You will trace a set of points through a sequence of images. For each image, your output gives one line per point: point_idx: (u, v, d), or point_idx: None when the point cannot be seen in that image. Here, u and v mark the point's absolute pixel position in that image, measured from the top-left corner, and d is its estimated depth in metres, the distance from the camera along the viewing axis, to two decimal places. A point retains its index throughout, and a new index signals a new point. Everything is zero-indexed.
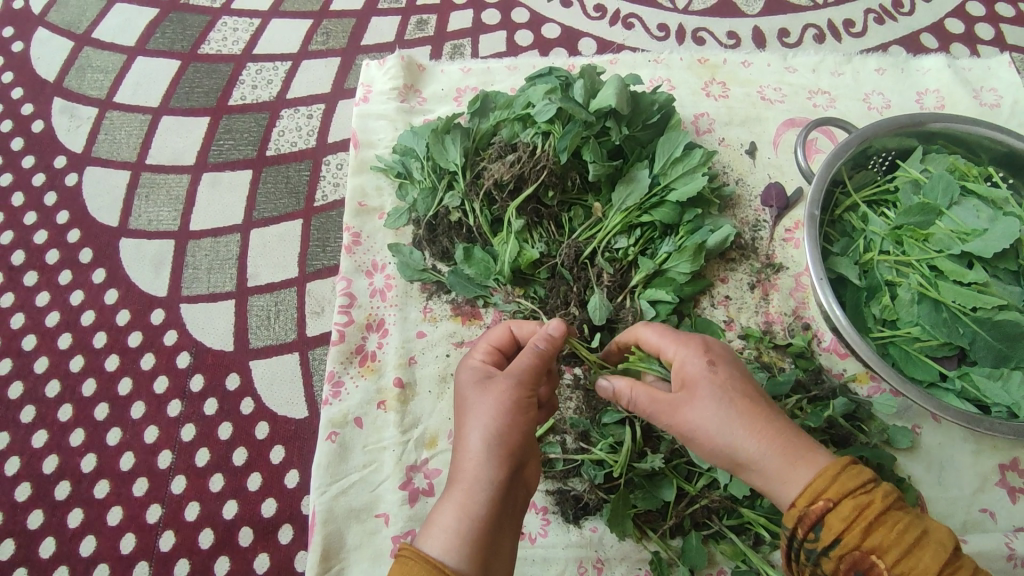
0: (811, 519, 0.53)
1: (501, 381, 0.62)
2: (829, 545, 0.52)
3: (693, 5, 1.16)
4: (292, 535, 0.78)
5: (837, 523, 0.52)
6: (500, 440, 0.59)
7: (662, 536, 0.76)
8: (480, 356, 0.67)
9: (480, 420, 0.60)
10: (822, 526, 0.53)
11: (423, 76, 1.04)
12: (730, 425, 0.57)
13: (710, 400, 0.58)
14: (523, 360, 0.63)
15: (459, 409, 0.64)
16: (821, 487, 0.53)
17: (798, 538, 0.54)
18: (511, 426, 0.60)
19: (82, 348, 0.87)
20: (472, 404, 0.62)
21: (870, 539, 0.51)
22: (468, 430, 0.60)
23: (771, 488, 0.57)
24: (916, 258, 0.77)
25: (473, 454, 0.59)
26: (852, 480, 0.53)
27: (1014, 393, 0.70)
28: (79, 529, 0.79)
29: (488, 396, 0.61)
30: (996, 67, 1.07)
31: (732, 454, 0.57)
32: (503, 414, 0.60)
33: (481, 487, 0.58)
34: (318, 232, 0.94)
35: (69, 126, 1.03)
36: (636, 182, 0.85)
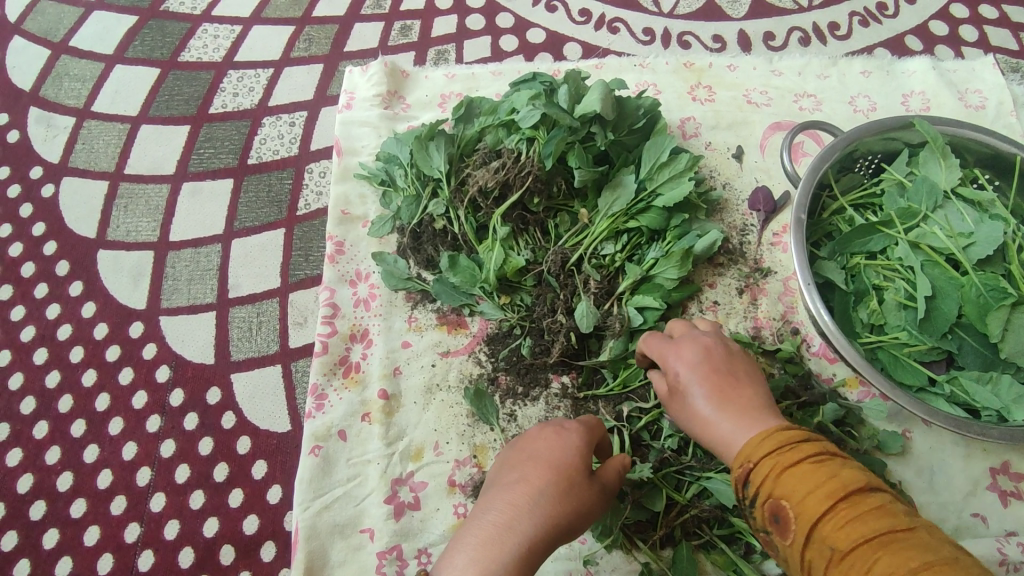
0: (740, 474, 0.57)
1: (593, 481, 0.62)
2: (749, 492, 0.56)
3: (678, 9, 1.15)
4: (275, 552, 0.76)
5: (757, 477, 0.55)
6: (562, 534, 0.59)
7: (651, 547, 0.75)
8: (587, 436, 0.65)
9: (563, 505, 0.59)
10: (750, 481, 0.56)
11: (407, 82, 1.03)
12: (710, 393, 0.63)
13: (697, 369, 0.65)
14: (612, 475, 0.64)
15: (534, 456, 0.63)
16: (750, 448, 0.57)
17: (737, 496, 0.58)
18: (576, 528, 0.60)
19: (58, 363, 0.85)
20: (561, 477, 0.60)
21: (779, 483, 0.54)
22: (544, 499, 0.59)
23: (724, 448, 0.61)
24: (902, 262, 0.76)
25: (537, 521, 0.58)
26: (784, 437, 0.56)
27: (1003, 396, 0.70)
28: (55, 550, 0.77)
29: (579, 488, 0.60)
30: (981, 68, 1.07)
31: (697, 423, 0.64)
32: (581, 513, 0.60)
33: (524, 561, 0.56)
34: (301, 241, 0.93)
35: (45, 137, 1.01)
36: (623, 187, 0.84)
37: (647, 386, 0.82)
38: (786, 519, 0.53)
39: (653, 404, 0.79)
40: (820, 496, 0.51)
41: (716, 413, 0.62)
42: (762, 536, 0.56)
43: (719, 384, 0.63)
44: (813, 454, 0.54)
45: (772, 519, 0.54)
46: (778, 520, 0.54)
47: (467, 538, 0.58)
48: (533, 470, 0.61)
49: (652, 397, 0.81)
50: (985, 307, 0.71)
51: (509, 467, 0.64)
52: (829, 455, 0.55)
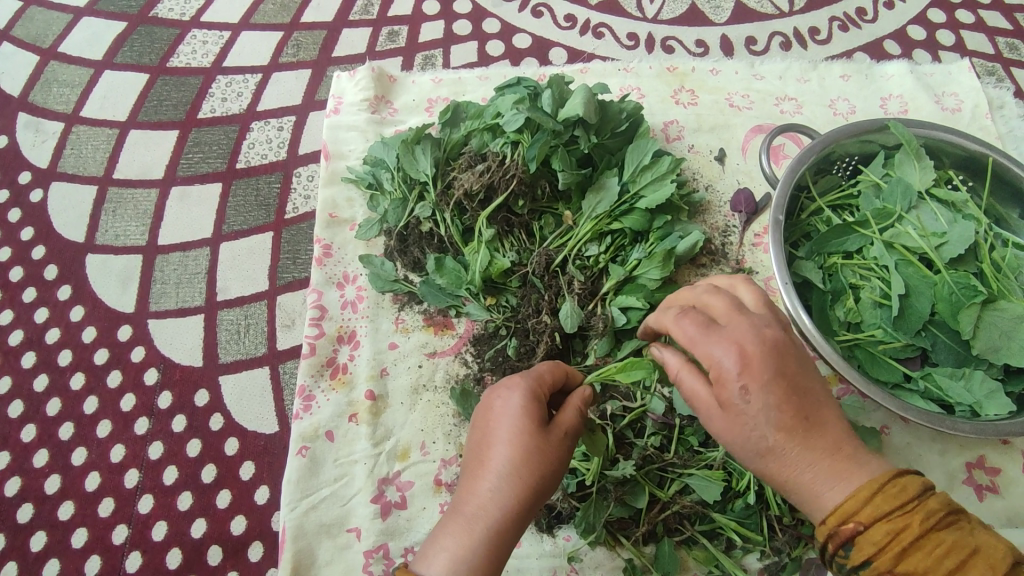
0: (842, 538, 0.51)
1: (552, 435, 0.60)
2: (860, 564, 0.51)
3: (662, 15, 1.17)
4: (262, 552, 0.77)
5: (869, 547, 0.50)
6: (531, 501, 0.58)
7: (635, 543, 0.76)
8: (539, 390, 0.62)
9: (526, 473, 0.58)
10: (851, 545, 0.51)
11: (394, 86, 1.04)
12: (783, 421, 0.51)
13: (771, 394, 0.50)
14: (569, 418, 0.62)
15: (489, 429, 0.61)
16: (854, 507, 0.51)
17: (828, 552, 0.53)
18: (545, 490, 0.59)
19: (46, 367, 0.86)
20: (520, 453, 0.58)
21: (906, 560, 0.49)
22: (502, 480, 0.58)
23: (806, 494, 0.53)
24: (878, 262, 0.78)
25: (502, 497, 0.57)
26: (900, 495, 0.51)
27: (976, 391, 0.71)
28: (43, 552, 0.77)
29: (539, 448, 0.58)
30: (957, 72, 1.10)
31: (760, 451, 0.52)
32: (547, 473, 0.58)
33: (499, 538, 0.57)
34: (289, 244, 0.94)
35: (34, 142, 1.01)
36: (606, 190, 0.86)
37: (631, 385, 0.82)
38: None
39: (638, 403, 0.79)
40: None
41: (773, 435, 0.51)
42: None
43: (797, 415, 0.51)
44: (940, 519, 0.50)
45: None
46: None
47: (442, 532, 0.58)
48: (492, 448, 0.60)
49: (637, 396, 0.81)
50: (956, 306, 0.73)
51: (473, 444, 0.63)
52: (949, 515, 0.51)
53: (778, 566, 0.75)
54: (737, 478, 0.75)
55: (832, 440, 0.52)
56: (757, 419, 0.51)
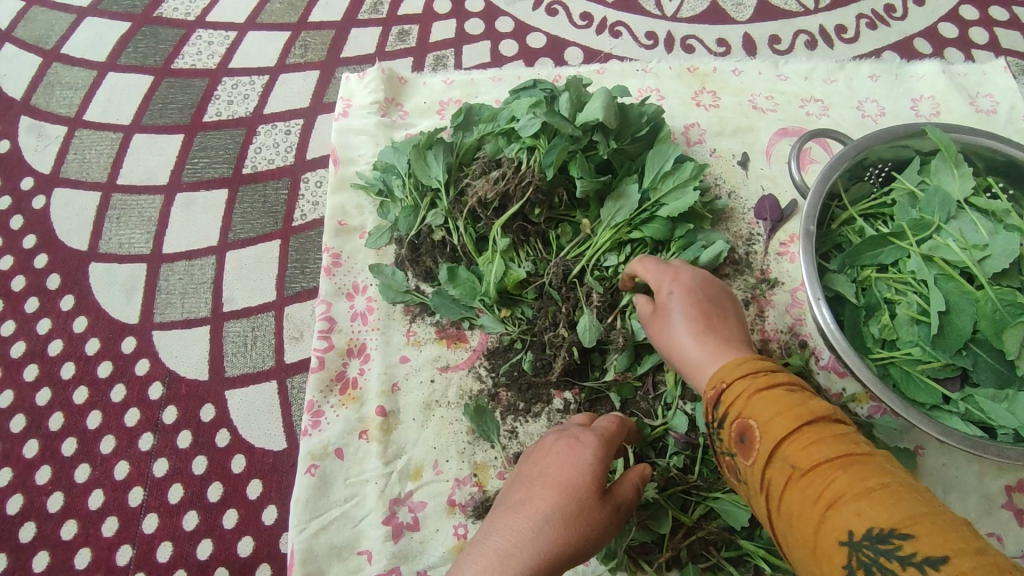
0: (718, 397, 0.60)
1: (607, 503, 0.59)
2: (726, 418, 0.58)
3: (681, 12, 1.13)
4: (270, 575, 0.74)
5: (726, 398, 0.59)
6: (571, 563, 0.56)
7: (657, 570, 0.73)
8: (607, 454, 0.63)
9: (578, 531, 0.56)
10: (718, 402, 0.60)
11: (405, 88, 1.01)
12: (693, 331, 0.68)
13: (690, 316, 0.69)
14: (628, 493, 0.62)
15: (554, 476, 0.60)
16: (726, 371, 0.61)
17: (707, 420, 0.61)
18: (584, 558, 0.57)
19: (49, 380, 0.84)
20: (569, 499, 0.57)
21: (754, 404, 0.56)
22: (549, 524, 0.56)
23: (694, 372, 0.67)
24: (915, 275, 0.74)
25: (551, 550, 0.55)
26: (759, 366, 0.60)
27: (1021, 415, 0.67)
28: (45, 573, 0.75)
29: (596, 511, 0.58)
30: (992, 72, 1.05)
31: (679, 352, 0.69)
32: (594, 539, 0.57)
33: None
34: (297, 253, 0.91)
35: (37, 146, 0.99)
36: (626, 197, 0.82)
37: (653, 402, 0.80)
38: (749, 435, 0.56)
39: (659, 421, 0.77)
40: (785, 419, 0.54)
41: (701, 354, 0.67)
42: (727, 458, 0.59)
43: (703, 326, 0.68)
44: (789, 387, 0.57)
45: (738, 438, 0.57)
46: (743, 439, 0.56)
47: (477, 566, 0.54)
48: (553, 498, 0.58)
49: (658, 413, 0.79)
50: (1001, 323, 0.69)
51: (516, 486, 0.61)
52: (795, 386, 0.57)
53: None
54: None
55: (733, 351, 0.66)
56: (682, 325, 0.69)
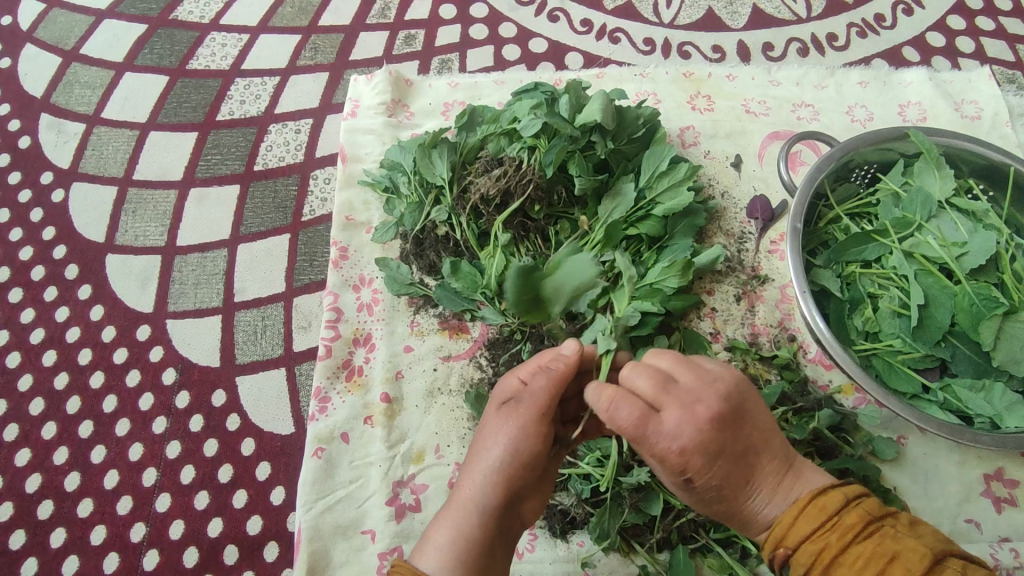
0: (778, 563, 0.56)
1: (516, 408, 0.61)
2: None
3: (678, 20, 1.17)
4: (278, 552, 0.77)
5: (800, 565, 0.54)
6: (507, 476, 0.60)
7: (649, 550, 0.76)
8: (514, 375, 0.67)
9: (493, 450, 0.61)
10: (788, 566, 0.55)
11: (411, 90, 1.05)
12: (721, 486, 0.57)
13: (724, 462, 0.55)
14: (537, 380, 0.61)
15: (478, 422, 0.67)
16: (784, 525, 0.56)
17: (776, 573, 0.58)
18: (520, 464, 0.60)
19: (67, 365, 0.87)
20: (484, 436, 0.63)
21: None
22: (474, 465, 0.62)
23: (751, 524, 0.59)
24: (897, 271, 0.77)
25: (476, 482, 0.61)
26: (818, 512, 0.55)
27: (996, 404, 0.71)
28: (62, 549, 0.78)
29: (502, 423, 0.62)
30: (977, 79, 1.09)
31: (715, 508, 0.59)
32: (513, 443, 0.60)
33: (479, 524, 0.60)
34: (306, 246, 0.94)
35: (56, 143, 1.03)
36: (622, 196, 0.86)
37: None
38: None
39: None
40: None
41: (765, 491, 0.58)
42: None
43: (733, 479, 0.56)
44: (856, 533, 0.53)
45: None
46: None
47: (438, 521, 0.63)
48: (474, 439, 0.64)
49: None
50: (977, 316, 0.72)
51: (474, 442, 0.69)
52: (868, 518, 0.54)
53: None
54: None
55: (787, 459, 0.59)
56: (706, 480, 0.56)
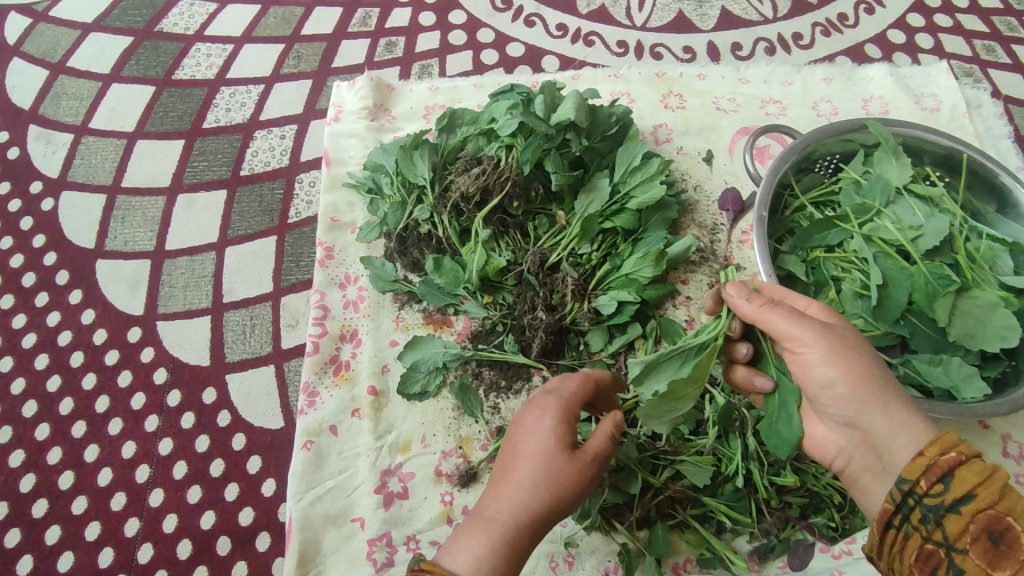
0: (941, 470, 0.53)
1: (583, 462, 0.61)
2: (960, 499, 0.52)
3: (650, 23, 1.21)
4: (269, 542, 0.79)
5: (969, 477, 0.52)
6: (547, 519, 0.60)
7: (629, 528, 0.79)
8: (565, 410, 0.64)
9: (542, 495, 0.60)
10: (950, 478, 0.53)
11: (392, 95, 1.08)
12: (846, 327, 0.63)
13: (793, 312, 0.62)
14: (602, 444, 0.63)
15: (519, 449, 0.63)
16: (950, 440, 0.54)
17: (919, 492, 0.54)
18: (561, 512, 0.62)
19: (59, 368, 0.89)
20: (545, 470, 0.60)
21: (1006, 499, 0.51)
22: (528, 496, 0.60)
23: (894, 428, 0.58)
24: (857, 254, 0.81)
25: (518, 515, 0.59)
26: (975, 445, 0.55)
27: (953, 376, 0.75)
28: (57, 546, 0.79)
29: (560, 473, 0.60)
30: (935, 74, 1.14)
31: (858, 368, 0.59)
32: (564, 494, 0.60)
33: (508, 560, 0.59)
34: (292, 247, 0.97)
35: (45, 153, 1.05)
36: (597, 191, 0.90)
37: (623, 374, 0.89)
38: (1007, 536, 0.51)
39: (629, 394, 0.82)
40: None
41: (839, 376, 0.59)
42: (938, 552, 0.53)
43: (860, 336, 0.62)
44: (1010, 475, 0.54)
45: (987, 536, 0.51)
46: (994, 539, 0.51)
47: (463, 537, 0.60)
48: (516, 469, 0.61)
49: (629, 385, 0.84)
50: (932, 295, 0.76)
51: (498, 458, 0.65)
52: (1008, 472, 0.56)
53: (767, 548, 0.78)
54: (725, 463, 0.78)
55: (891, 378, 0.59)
56: (776, 317, 0.62)
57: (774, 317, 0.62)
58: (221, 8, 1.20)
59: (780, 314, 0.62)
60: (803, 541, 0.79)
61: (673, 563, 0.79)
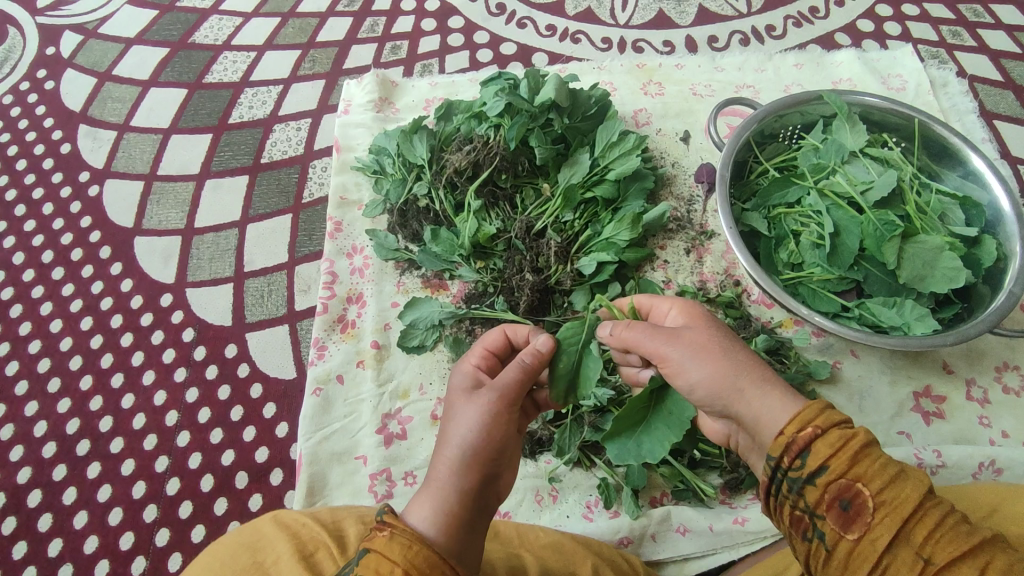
0: (798, 446, 0.55)
1: (487, 392, 0.64)
2: (815, 472, 0.54)
3: (632, 21, 1.32)
4: (282, 477, 0.88)
5: (823, 449, 0.54)
6: (483, 451, 0.62)
7: (608, 463, 0.86)
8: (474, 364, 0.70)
9: (465, 431, 0.62)
10: (808, 453, 0.55)
11: (396, 90, 1.20)
12: (704, 336, 0.63)
13: (650, 327, 0.65)
14: (508, 373, 0.64)
15: (446, 415, 0.66)
16: (808, 416, 0.56)
17: (782, 467, 0.56)
18: (492, 448, 0.62)
19: (101, 329, 1.00)
20: (470, 409, 0.63)
21: (857, 468, 0.53)
22: (460, 435, 0.62)
23: (763, 418, 0.59)
24: (813, 209, 0.89)
25: (453, 457, 0.61)
26: (836, 415, 0.56)
27: (905, 315, 0.81)
28: (97, 479, 0.89)
29: (473, 407, 0.63)
30: (901, 57, 1.22)
31: (720, 377, 0.60)
32: (486, 425, 0.62)
33: (458, 495, 0.60)
34: (306, 224, 1.08)
35: (92, 147, 1.18)
36: (579, 165, 0.99)
37: None
38: (857, 501, 0.53)
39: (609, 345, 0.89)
40: (901, 491, 0.52)
41: (706, 374, 0.61)
42: (803, 516, 0.56)
43: (717, 340, 0.62)
44: (873, 439, 0.55)
45: (838, 503, 0.53)
46: (846, 505, 0.53)
47: (413, 509, 0.60)
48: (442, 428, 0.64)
49: None
50: (880, 240, 0.83)
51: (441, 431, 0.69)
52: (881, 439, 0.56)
53: (737, 481, 0.83)
54: None
55: (752, 370, 0.60)
56: (637, 334, 0.65)
57: (636, 335, 0.65)
58: (246, 21, 1.34)
59: (641, 330, 0.65)
60: None
61: (649, 495, 0.85)
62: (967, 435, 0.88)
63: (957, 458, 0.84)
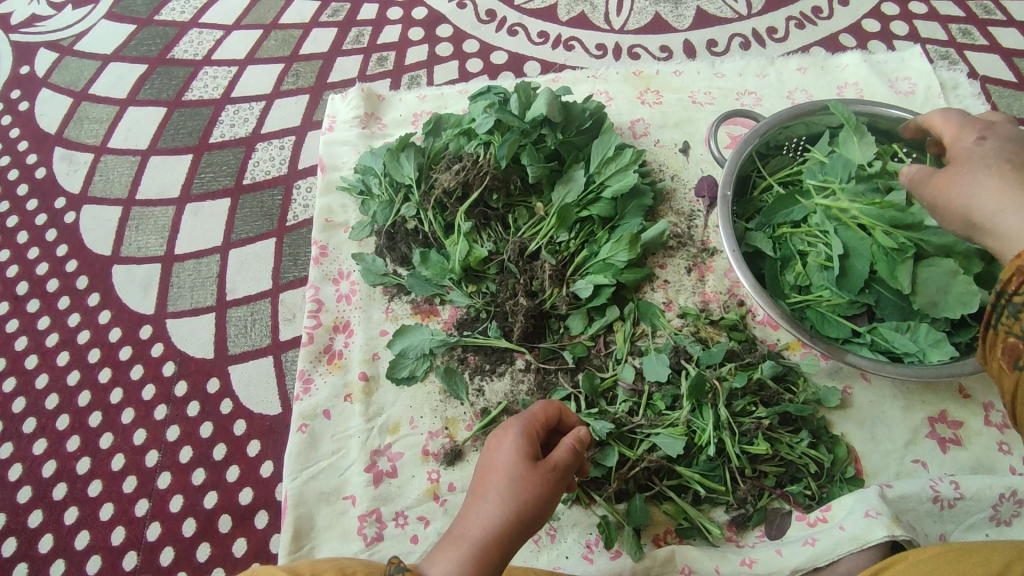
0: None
1: (541, 463, 0.62)
2: None
3: (628, 25, 1.27)
4: (267, 520, 0.85)
5: None
6: (521, 523, 0.60)
7: (608, 501, 0.81)
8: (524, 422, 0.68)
9: (510, 495, 0.60)
10: None
11: (383, 104, 1.15)
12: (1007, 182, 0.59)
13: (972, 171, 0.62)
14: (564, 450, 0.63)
15: (487, 468, 0.64)
16: None
17: (1005, 294, 0.52)
18: (527, 521, 0.60)
19: (78, 364, 0.96)
20: (518, 471, 0.61)
21: None
22: (504, 498, 0.60)
23: None
24: (820, 229, 0.84)
25: (491, 517, 0.59)
26: None
27: (919, 341, 0.78)
28: (74, 526, 0.86)
29: (524, 473, 0.61)
30: (909, 58, 1.16)
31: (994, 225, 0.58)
32: (532, 497, 0.60)
33: (487, 561, 0.57)
34: (290, 248, 1.04)
35: (68, 171, 1.14)
36: (573, 182, 0.94)
37: (604, 357, 0.92)
38: None
39: (609, 372, 0.88)
40: None
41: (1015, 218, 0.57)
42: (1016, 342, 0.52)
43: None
44: None
45: None
46: None
47: (435, 560, 0.57)
48: (483, 482, 0.62)
49: (609, 367, 0.90)
50: (892, 262, 0.78)
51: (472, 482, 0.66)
52: None
53: (744, 517, 0.81)
54: (699, 435, 0.81)
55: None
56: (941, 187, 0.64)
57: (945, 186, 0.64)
58: (227, 34, 1.29)
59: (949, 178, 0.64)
60: (780, 510, 0.81)
61: (652, 533, 0.82)
62: (986, 463, 0.83)
63: (977, 489, 0.80)
